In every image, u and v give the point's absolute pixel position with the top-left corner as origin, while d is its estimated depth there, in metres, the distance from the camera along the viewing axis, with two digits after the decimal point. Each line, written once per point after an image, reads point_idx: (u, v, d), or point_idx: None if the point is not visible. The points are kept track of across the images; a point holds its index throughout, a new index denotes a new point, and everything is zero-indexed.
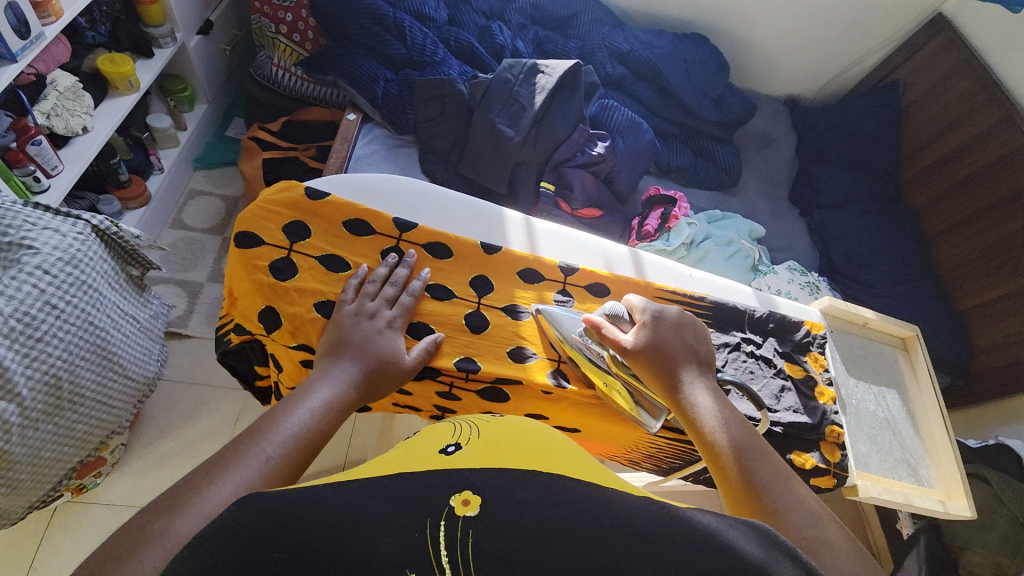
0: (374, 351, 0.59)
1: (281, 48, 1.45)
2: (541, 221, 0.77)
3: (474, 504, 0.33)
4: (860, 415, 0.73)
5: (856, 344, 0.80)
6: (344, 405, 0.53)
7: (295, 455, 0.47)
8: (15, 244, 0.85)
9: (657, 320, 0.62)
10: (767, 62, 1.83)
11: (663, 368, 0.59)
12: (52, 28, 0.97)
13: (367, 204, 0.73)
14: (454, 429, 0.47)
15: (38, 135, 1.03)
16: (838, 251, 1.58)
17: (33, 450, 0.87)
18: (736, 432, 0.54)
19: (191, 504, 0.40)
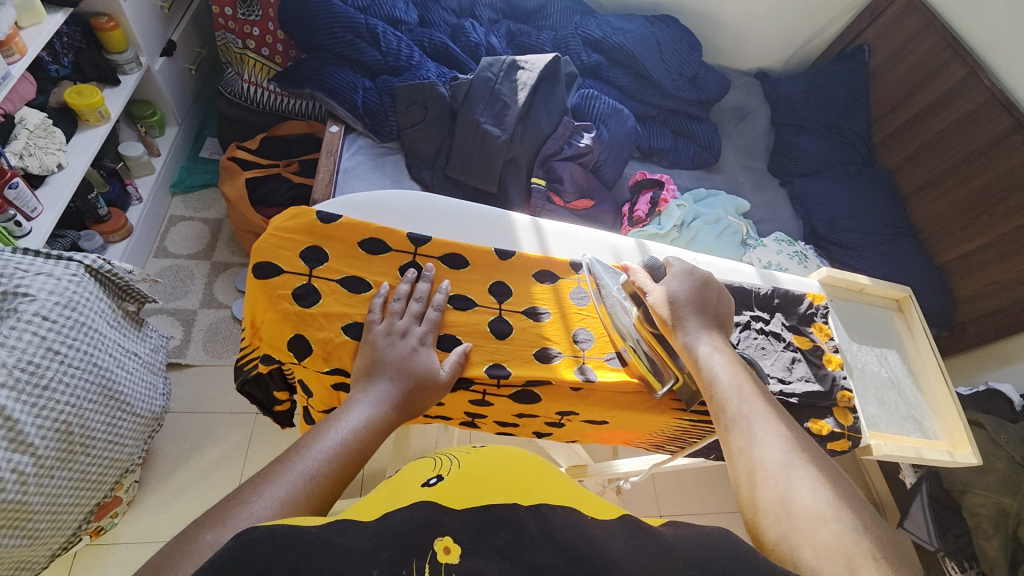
0: (412, 369, 0.59)
1: (251, 64, 1.42)
2: (549, 222, 0.78)
3: (457, 550, 0.35)
4: (864, 377, 0.77)
5: (855, 310, 0.83)
6: (384, 425, 0.53)
7: (335, 476, 0.46)
8: (9, 293, 0.83)
9: (673, 283, 0.65)
10: (736, 37, 1.87)
11: (672, 325, 0.63)
12: (18, 66, 0.94)
13: (378, 222, 0.74)
14: (434, 461, 0.48)
15: (15, 177, 0.99)
16: (820, 218, 1.63)
17: (51, 499, 0.86)
18: (737, 380, 0.59)
19: (238, 518, 0.39)
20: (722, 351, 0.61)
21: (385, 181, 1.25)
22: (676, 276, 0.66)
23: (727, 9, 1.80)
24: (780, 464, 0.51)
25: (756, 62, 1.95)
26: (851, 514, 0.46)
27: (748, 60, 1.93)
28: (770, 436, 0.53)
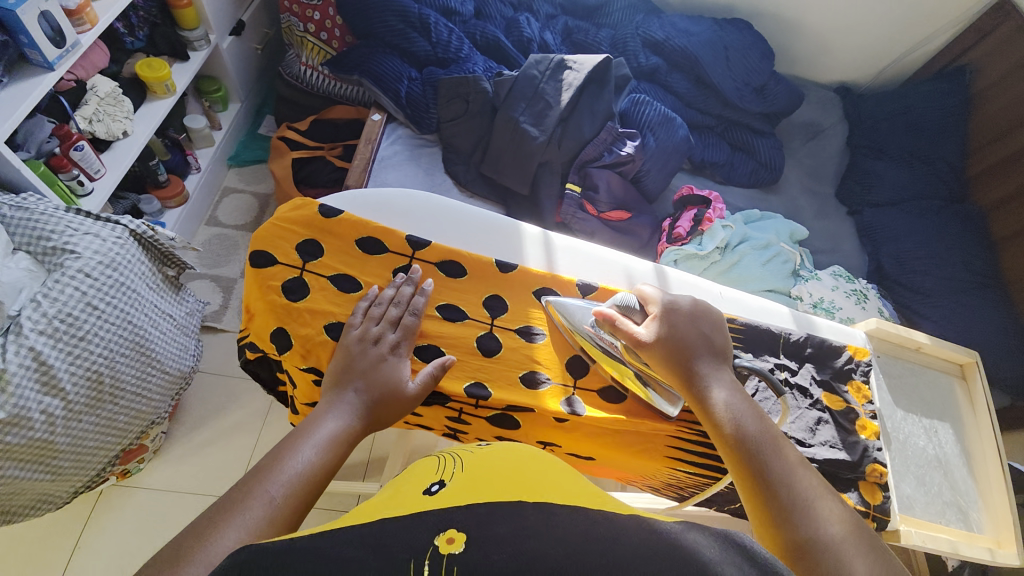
0: (379, 380, 0.59)
1: (309, 47, 1.46)
2: (559, 236, 0.74)
3: (461, 538, 0.34)
4: (906, 451, 0.68)
5: (908, 372, 0.73)
6: (349, 438, 0.54)
7: (299, 495, 0.48)
8: (59, 249, 0.89)
9: (669, 311, 0.61)
10: (818, 46, 1.72)
11: (678, 360, 0.59)
12: (87, 36, 1.02)
13: (381, 221, 0.73)
14: (439, 462, 0.47)
15: (80, 140, 1.07)
16: (889, 255, 1.47)
17: (76, 440, 0.93)
18: (754, 424, 0.54)
19: (192, 555, 0.40)
20: (730, 387, 0.57)
21: (419, 173, 1.25)
22: (658, 317, 0.61)
23: (811, 14, 1.65)
24: (815, 529, 0.48)
25: (838, 75, 1.78)
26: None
27: (828, 72, 1.77)
28: (796, 493, 0.50)
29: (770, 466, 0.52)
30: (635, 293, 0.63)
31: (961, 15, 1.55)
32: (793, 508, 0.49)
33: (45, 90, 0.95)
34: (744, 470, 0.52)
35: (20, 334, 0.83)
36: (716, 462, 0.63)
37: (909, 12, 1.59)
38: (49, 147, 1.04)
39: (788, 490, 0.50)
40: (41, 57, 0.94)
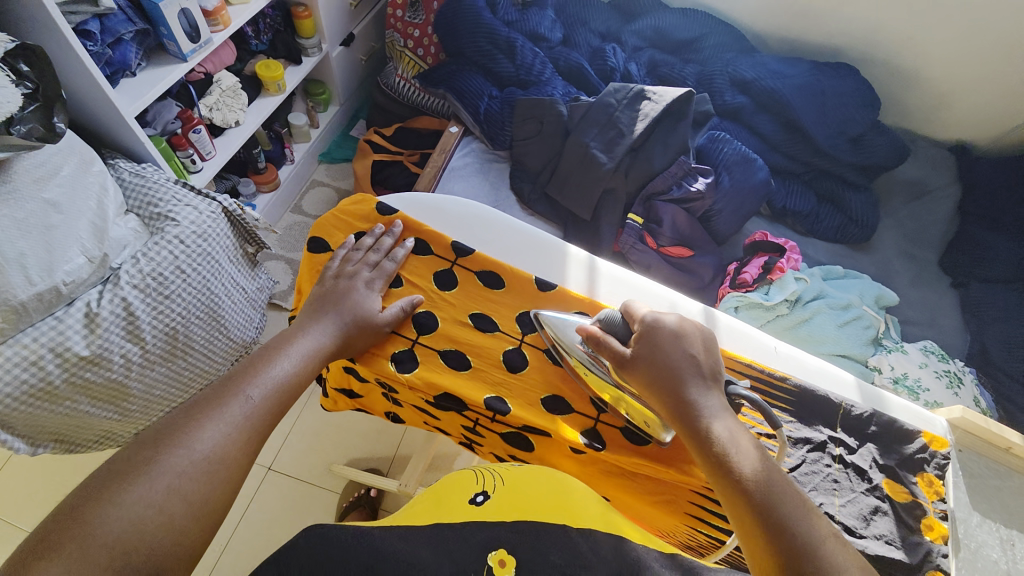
0: (350, 308, 0.67)
1: (406, 61, 1.59)
2: (604, 264, 0.74)
3: (510, 561, 0.49)
4: (976, 564, 0.56)
5: (988, 473, 0.63)
6: (322, 353, 0.63)
7: (268, 399, 0.57)
8: (162, 215, 1.01)
9: (654, 330, 0.59)
10: (937, 98, 1.59)
11: (669, 382, 0.56)
12: (219, 35, 1.15)
13: (432, 226, 0.77)
14: (476, 477, 0.62)
15: (199, 125, 1.22)
16: (997, 338, 1.28)
17: (147, 387, 1.03)
18: (751, 453, 0.50)
19: (179, 439, 0.50)
20: (725, 413, 0.54)
21: (485, 186, 1.30)
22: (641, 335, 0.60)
23: (932, 66, 1.54)
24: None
25: (959, 133, 1.63)
26: None
27: (947, 128, 1.63)
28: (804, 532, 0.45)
29: (774, 502, 0.47)
30: (621, 308, 0.63)
31: None
32: (798, 550, 0.43)
33: (176, 77, 1.07)
34: (742, 503, 0.48)
35: (117, 284, 0.94)
36: None
37: None
38: (172, 127, 1.20)
39: (792, 529, 0.45)
40: (178, 49, 1.06)
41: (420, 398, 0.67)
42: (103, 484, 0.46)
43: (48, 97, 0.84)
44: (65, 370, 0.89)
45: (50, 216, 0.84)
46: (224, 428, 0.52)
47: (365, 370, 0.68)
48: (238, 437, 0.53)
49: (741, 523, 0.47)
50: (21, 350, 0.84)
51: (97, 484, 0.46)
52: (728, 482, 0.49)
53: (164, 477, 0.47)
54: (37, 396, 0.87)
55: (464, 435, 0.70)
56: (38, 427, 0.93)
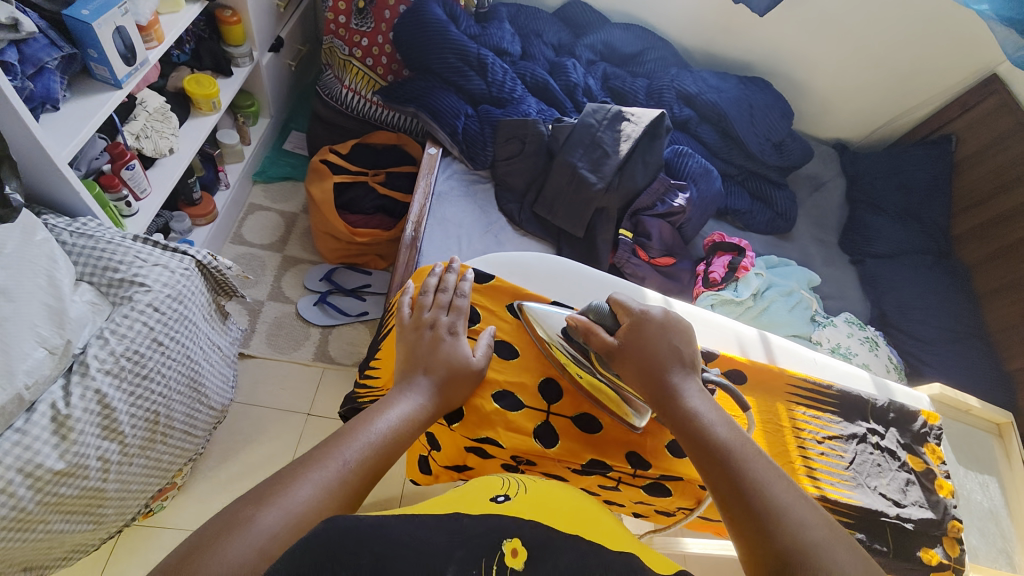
0: (442, 360, 0.64)
1: (353, 71, 1.47)
2: (682, 305, 0.78)
3: (522, 555, 0.40)
4: (970, 505, 0.83)
5: (961, 430, 0.89)
6: (424, 419, 0.59)
7: (369, 464, 0.52)
8: (127, 281, 0.86)
9: (640, 324, 0.63)
10: (820, 105, 1.83)
11: (650, 374, 0.60)
12: (154, 52, 1.00)
13: (527, 287, 0.78)
14: (502, 482, 0.56)
15: (133, 160, 1.04)
16: (891, 303, 1.52)
17: (124, 485, 0.86)
18: (724, 431, 0.55)
19: (278, 498, 0.45)
20: (703, 398, 0.59)
21: (475, 210, 1.27)
22: (625, 327, 0.64)
23: (817, 78, 1.77)
24: (793, 533, 0.47)
25: (837, 133, 1.88)
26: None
27: (828, 130, 1.88)
28: (769, 491, 0.50)
29: (746, 473, 0.52)
30: (609, 299, 0.67)
31: (947, 91, 1.67)
32: (766, 515, 0.48)
33: (111, 108, 0.92)
34: (716, 479, 0.52)
35: (86, 373, 0.78)
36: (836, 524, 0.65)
37: (898, 84, 1.71)
38: (98, 165, 1.03)
39: (766, 496, 0.50)
40: (111, 74, 0.92)
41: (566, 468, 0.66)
42: (197, 542, 0.41)
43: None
44: (38, 491, 0.73)
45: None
46: (320, 492, 0.47)
47: (507, 450, 0.66)
48: (331, 501, 0.48)
49: (718, 494, 0.52)
50: None
51: (199, 540, 0.42)
52: (704, 459, 0.54)
53: (260, 543, 0.42)
54: (4, 528, 0.71)
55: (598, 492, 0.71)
56: (5, 563, 0.76)
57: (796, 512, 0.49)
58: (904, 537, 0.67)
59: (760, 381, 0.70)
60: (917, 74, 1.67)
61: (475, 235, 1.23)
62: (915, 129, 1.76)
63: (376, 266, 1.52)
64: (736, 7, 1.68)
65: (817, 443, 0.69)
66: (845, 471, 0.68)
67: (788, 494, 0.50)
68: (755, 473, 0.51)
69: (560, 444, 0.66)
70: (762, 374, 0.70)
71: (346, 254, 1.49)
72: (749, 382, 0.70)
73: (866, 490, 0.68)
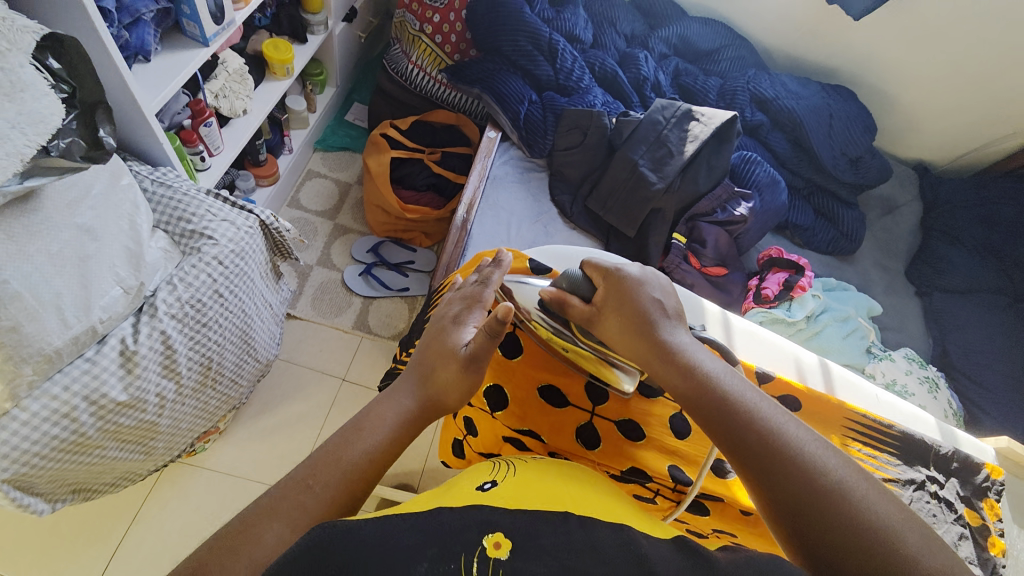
0: (442, 345, 0.61)
1: (422, 47, 1.47)
2: (740, 320, 0.76)
3: (507, 545, 0.35)
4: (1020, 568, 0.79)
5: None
6: (410, 419, 0.55)
7: (343, 493, 0.47)
8: (197, 233, 0.91)
9: (617, 281, 0.63)
10: (906, 122, 1.66)
11: (637, 324, 0.59)
12: (241, 14, 1.05)
13: None
14: (493, 469, 0.51)
15: (211, 118, 1.09)
16: (956, 343, 1.38)
17: (175, 422, 0.92)
18: (721, 371, 0.54)
19: (245, 549, 0.41)
20: (694, 343, 0.58)
21: (527, 197, 1.26)
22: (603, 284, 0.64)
23: (908, 92, 1.61)
24: (798, 470, 0.45)
25: (919, 154, 1.71)
26: (871, 508, 0.43)
27: (910, 149, 1.71)
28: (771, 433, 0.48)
29: (746, 411, 0.50)
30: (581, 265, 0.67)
31: None
32: (769, 449, 0.47)
33: (198, 64, 0.97)
34: (716, 420, 0.50)
35: (154, 315, 0.84)
36: None
37: (995, 108, 1.54)
38: (179, 120, 1.08)
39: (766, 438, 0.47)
40: (201, 32, 0.97)
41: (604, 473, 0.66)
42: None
43: (86, 104, 0.77)
44: (100, 419, 0.79)
45: (85, 244, 0.78)
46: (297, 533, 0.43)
47: (547, 447, 0.67)
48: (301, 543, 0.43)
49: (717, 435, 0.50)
50: (51, 402, 0.74)
51: None
52: (701, 401, 0.52)
53: None
54: (66, 449, 0.77)
55: None
56: (61, 480, 0.83)
57: (801, 444, 0.47)
58: None
59: (815, 411, 0.67)
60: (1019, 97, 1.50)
61: (525, 223, 1.22)
62: (1007, 159, 1.59)
63: (420, 243, 1.54)
64: (830, 7, 1.53)
65: None
66: None
67: (789, 429, 0.48)
68: (754, 410, 0.50)
69: (602, 448, 0.65)
70: (821, 404, 0.67)
71: (393, 229, 1.52)
72: (803, 410, 0.67)
73: None
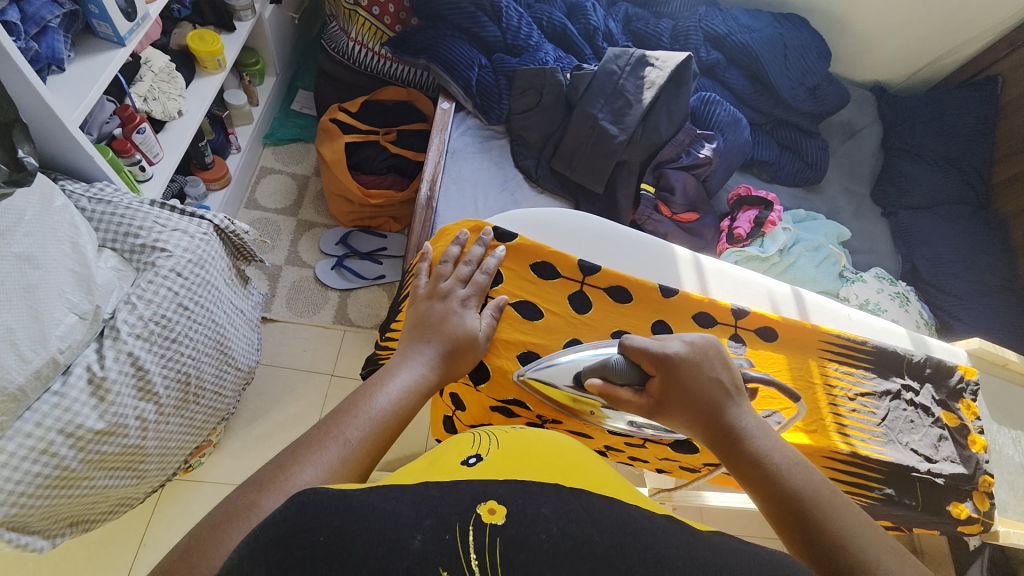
0: (450, 331, 0.63)
1: (360, 22, 1.39)
2: (710, 260, 0.76)
3: (503, 510, 0.33)
4: (1002, 460, 0.85)
5: (996, 384, 0.91)
6: (426, 386, 0.57)
7: (371, 442, 0.49)
8: (148, 246, 0.87)
9: (672, 365, 0.57)
10: (860, 44, 1.65)
11: (700, 412, 0.55)
12: (155, 6, 0.97)
13: (551, 244, 0.76)
14: (473, 441, 0.47)
15: (143, 124, 1.02)
16: (923, 256, 1.42)
17: (162, 442, 0.90)
18: (793, 468, 0.50)
19: (278, 482, 0.43)
20: (762, 431, 0.53)
21: (490, 167, 1.23)
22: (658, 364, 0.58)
23: (859, 13, 1.59)
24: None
25: (875, 75, 1.71)
26: None
27: (866, 70, 1.71)
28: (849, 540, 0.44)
29: (829, 524, 0.45)
30: (624, 347, 0.59)
31: (997, 25, 1.50)
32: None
33: (116, 67, 0.90)
34: (784, 518, 0.47)
35: (117, 338, 0.80)
36: (866, 480, 0.65)
37: (946, 19, 1.54)
38: (109, 129, 1.02)
39: (846, 549, 0.43)
40: (114, 31, 0.89)
41: (593, 428, 0.67)
42: (205, 528, 0.40)
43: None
44: (80, 450, 0.76)
45: (28, 273, 0.74)
46: (325, 475, 0.44)
47: (533, 410, 0.67)
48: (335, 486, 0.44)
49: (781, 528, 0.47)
50: (26, 440, 0.71)
51: (201, 533, 0.40)
52: (768, 499, 0.49)
53: None
54: (52, 484, 0.75)
55: (624, 449, 0.72)
56: (54, 517, 0.81)
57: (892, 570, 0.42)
58: (933, 492, 0.67)
59: (791, 338, 0.69)
60: (965, 6, 1.50)
61: (491, 193, 1.19)
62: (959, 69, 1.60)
63: (390, 229, 1.51)
64: None
65: (848, 400, 0.68)
66: (876, 428, 0.67)
67: (865, 537, 0.44)
68: (839, 526, 0.45)
69: (588, 405, 0.66)
70: (796, 331, 0.69)
71: (359, 217, 1.48)
72: (780, 339, 0.69)
73: (897, 445, 0.67)
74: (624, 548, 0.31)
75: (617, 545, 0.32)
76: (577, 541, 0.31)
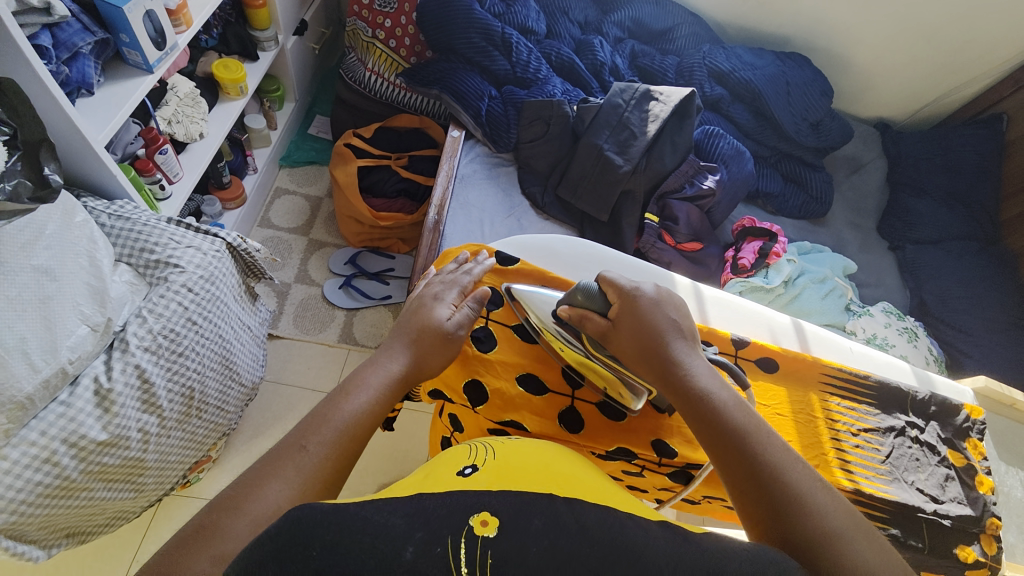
0: (417, 325, 0.62)
1: (377, 53, 1.46)
2: (711, 290, 0.77)
3: (495, 522, 0.33)
4: (1013, 503, 0.82)
5: (1006, 424, 0.89)
6: (386, 382, 0.56)
7: (336, 453, 0.49)
8: (162, 262, 0.89)
9: (634, 297, 0.61)
10: (862, 82, 1.69)
11: (652, 351, 0.58)
12: (183, 36, 1.03)
13: (551, 270, 0.78)
14: (470, 452, 0.47)
15: (165, 145, 1.08)
16: (932, 292, 1.41)
17: (162, 456, 0.90)
18: (734, 407, 0.52)
19: (249, 497, 0.44)
20: (710, 373, 0.56)
21: (498, 193, 1.26)
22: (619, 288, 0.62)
23: (861, 54, 1.63)
24: (812, 514, 0.45)
25: (878, 112, 1.74)
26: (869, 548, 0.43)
27: (870, 108, 1.74)
28: (783, 471, 0.48)
29: (768, 459, 0.48)
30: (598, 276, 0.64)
31: (997, 67, 1.54)
32: (793, 508, 0.45)
33: (142, 91, 0.95)
34: (726, 459, 0.50)
35: (126, 350, 0.82)
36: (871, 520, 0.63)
37: (947, 60, 1.57)
38: (132, 149, 1.06)
39: (778, 476, 0.47)
40: (143, 59, 0.95)
41: (590, 454, 0.67)
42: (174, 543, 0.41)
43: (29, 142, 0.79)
44: (82, 461, 0.77)
45: (45, 285, 0.77)
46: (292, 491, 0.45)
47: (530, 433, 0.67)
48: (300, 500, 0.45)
49: (726, 472, 0.49)
50: (29, 449, 0.72)
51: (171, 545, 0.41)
52: (710, 435, 0.51)
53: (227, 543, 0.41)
54: (52, 495, 0.75)
55: (623, 477, 0.72)
56: (51, 527, 0.81)
57: (818, 499, 0.46)
58: (940, 534, 0.65)
59: (792, 370, 0.69)
60: (967, 47, 1.53)
61: (497, 218, 1.22)
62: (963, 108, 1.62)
63: (398, 250, 1.53)
64: None
65: (851, 436, 0.67)
66: (880, 465, 0.66)
67: (798, 472, 0.48)
68: (776, 461, 0.48)
69: (586, 431, 0.66)
70: (798, 362, 0.69)
71: (370, 239, 1.51)
72: (781, 371, 0.69)
73: (902, 484, 0.66)
74: (615, 567, 0.31)
75: (608, 565, 0.31)
76: (565, 557, 0.31)
